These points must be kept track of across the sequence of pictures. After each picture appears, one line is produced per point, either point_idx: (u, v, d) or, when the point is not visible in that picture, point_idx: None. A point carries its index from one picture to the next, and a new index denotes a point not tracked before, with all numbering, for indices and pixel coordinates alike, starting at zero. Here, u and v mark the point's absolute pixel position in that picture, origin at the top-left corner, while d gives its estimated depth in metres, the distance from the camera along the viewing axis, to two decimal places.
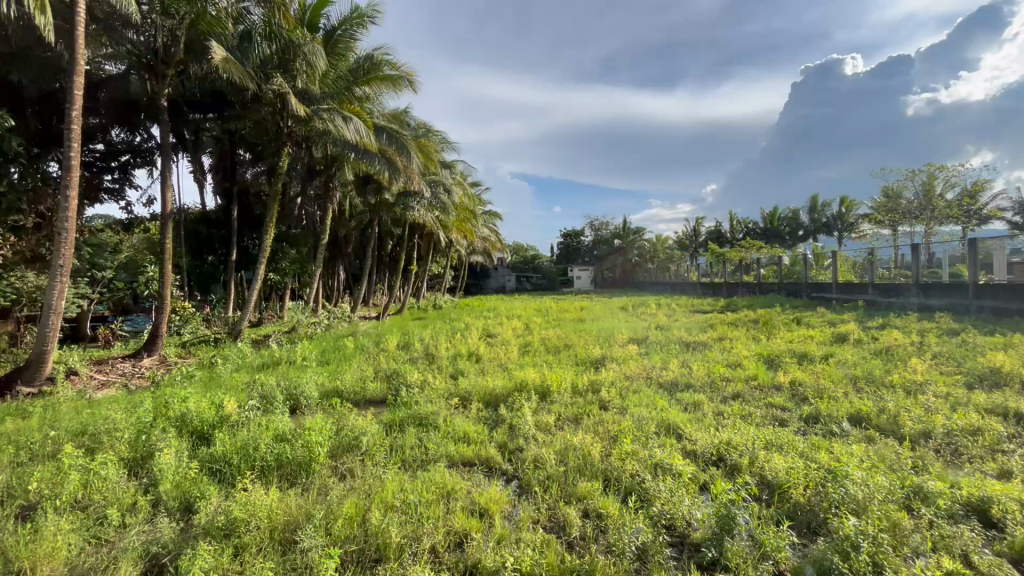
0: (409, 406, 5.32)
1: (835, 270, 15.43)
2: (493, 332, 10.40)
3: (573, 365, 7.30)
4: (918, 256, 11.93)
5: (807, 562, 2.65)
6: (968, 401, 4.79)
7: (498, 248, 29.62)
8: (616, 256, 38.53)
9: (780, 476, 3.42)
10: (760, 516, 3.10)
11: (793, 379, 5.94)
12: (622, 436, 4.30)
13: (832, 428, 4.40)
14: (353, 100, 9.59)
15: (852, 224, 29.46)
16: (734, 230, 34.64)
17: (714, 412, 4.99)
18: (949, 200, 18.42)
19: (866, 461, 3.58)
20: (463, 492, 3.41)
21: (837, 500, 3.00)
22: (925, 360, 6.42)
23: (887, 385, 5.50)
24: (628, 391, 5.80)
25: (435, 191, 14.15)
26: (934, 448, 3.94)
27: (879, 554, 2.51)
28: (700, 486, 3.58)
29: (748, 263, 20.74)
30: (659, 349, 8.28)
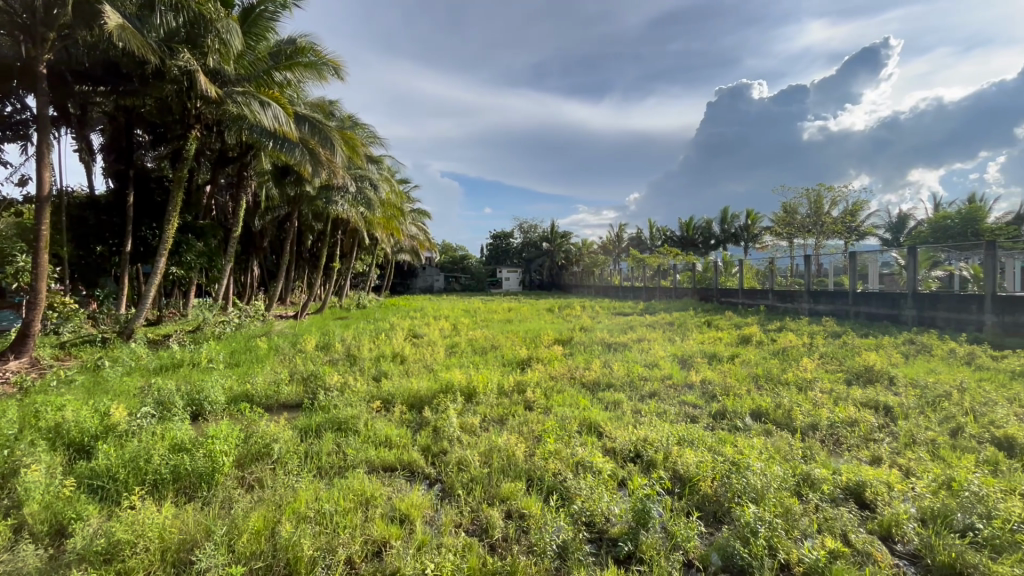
0: (327, 410, 5.06)
1: (741, 277, 16.73)
2: (420, 333, 10.19)
3: (500, 366, 7.33)
4: (810, 267, 13.27)
5: (713, 549, 2.83)
6: (848, 396, 5.39)
7: (427, 247, 29.17)
8: (544, 258, 39.36)
9: (692, 470, 3.63)
10: (673, 509, 3.27)
11: (704, 377, 6.34)
12: (546, 436, 4.37)
13: (736, 422, 4.76)
14: (272, 86, 9.00)
15: (756, 235, 32.16)
16: (653, 237, 36.67)
17: (632, 411, 5.21)
18: (835, 217, 20.73)
19: (765, 453, 3.91)
20: (383, 499, 3.28)
21: (739, 490, 3.24)
22: (814, 360, 7.13)
23: (783, 382, 6.04)
24: (553, 391, 5.92)
25: (360, 186, 13.65)
26: (820, 438, 4.39)
27: (774, 537, 2.76)
28: (618, 482, 3.71)
29: (666, 269, 21.98)
30: (583, 350, 8.54)
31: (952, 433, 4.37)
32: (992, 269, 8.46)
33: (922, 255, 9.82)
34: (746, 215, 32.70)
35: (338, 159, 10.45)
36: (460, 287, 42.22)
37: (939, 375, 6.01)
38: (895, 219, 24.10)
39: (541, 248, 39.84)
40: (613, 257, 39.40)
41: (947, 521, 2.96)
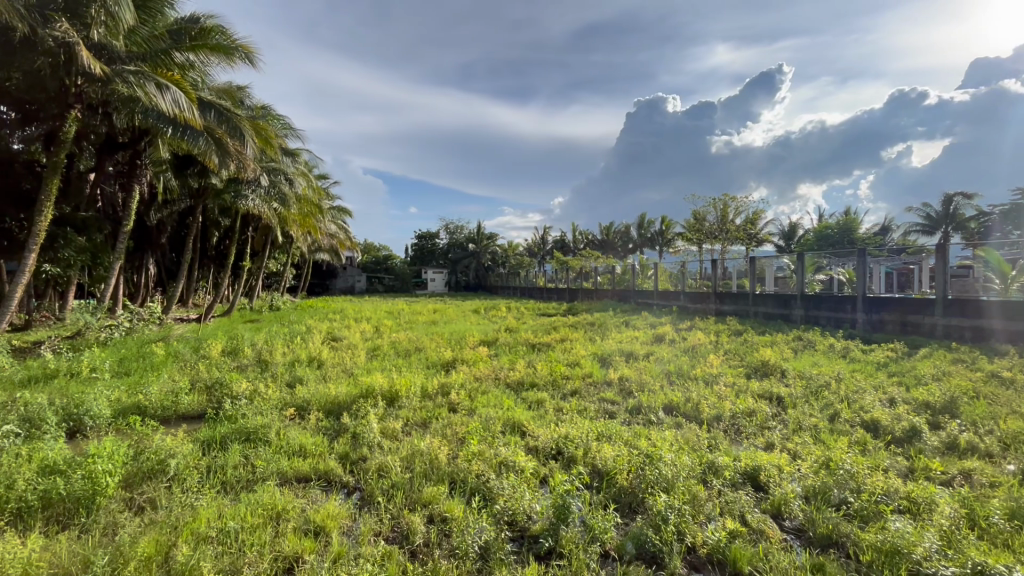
0: (233, 420, 4.68)
1: (656, 279, 17.70)
2: (340, 336, 9.77)
3: (424, 369, 7.21)
4: (716, 270, 14.37)
5: (627, 538, 2.96)
6: (748, 388, 5.90)
7: (349, 246, 28.04)
8: (470, 259, 39.31)
9: (609, 464, 3.78)
10: (591, 502, 3.40)
11: (621, 375, 6.66)
12: (469, 437, 4.37)
13: (650, 417, 5.03)
14: (172, 67, 8.10)
15: (669, 239, 34.26)
16: (576, 241, 37.95)
17: (554, 409, 5.34)
18: (738, 225, 22.62)
19: (675, 444, 4.17)
20: (296, 511, 3.09)
21: (652, 481, 3.42)
22: (720, 356, 7.72)
23: (692, 378, 6.49)
24: (477, 392, 5.92)
25: (274, 180, 12.82)
26: (723, 428, 4.76)
27: (683, 522, 2.96)
28: (540, 480, 3.78)
29: (588, 271, 22.82)
30: (508, 351, 8.62)
31: (831, 419, 4.93)
32: (862, 274, 9.69)
33: (808, 261, 11.05)
34: (662, 221, 34.75)
35: (248, 151, 9.73)
36: (383, 288, 40.94)
37: (821, 367, 6.75)
38: (787, 228, 26.78)
39: (467, 249, 39.80)
40: (538, 259, 40.25)
41: (826, 497, 3.33)
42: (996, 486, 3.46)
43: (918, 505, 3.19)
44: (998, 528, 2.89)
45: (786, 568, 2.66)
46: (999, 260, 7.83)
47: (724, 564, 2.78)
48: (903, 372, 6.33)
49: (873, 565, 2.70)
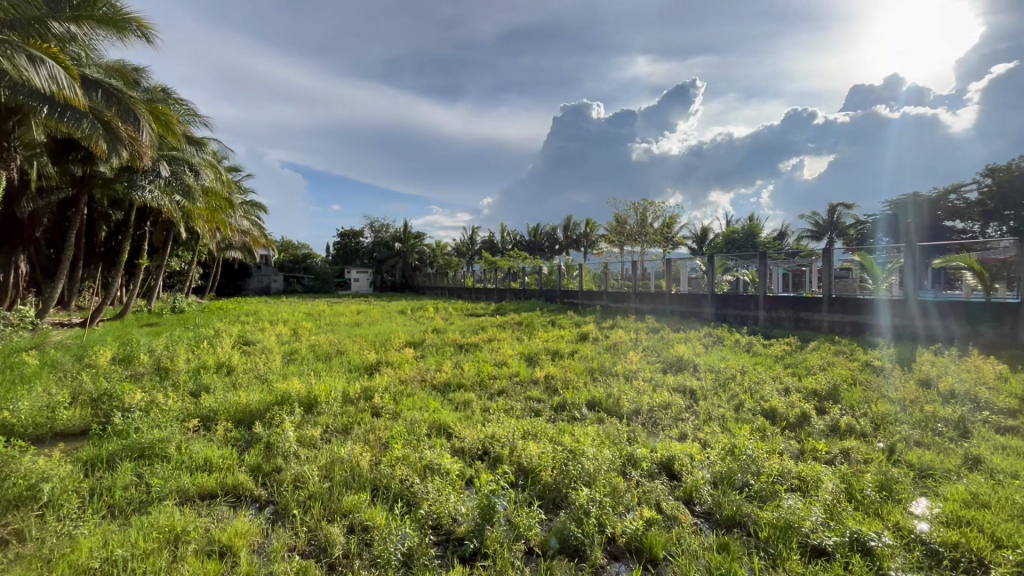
0: (124, 436, 4.21)
1: (581, 280, 18.25)
2: (253, 339, 9.12)
3: (347, 372, 6.91)
4: (636, 271, 15.08)
5: (551, 533, 3.03)
6: (663, 382, 6.26)
7: (264, 244, 26.29)
8: (396, 259, 38.34)
9: (534, 461, 3.84)
10: (516, 500, 3.43)
11: (547, 373, 6.80)
12: (392, 441, 4.25)
13: (574, 413, 5.18)
14: (48, 39, 7.20)
15: (594, 241, 35.51)
16: (504, 241, 38.27)
17: (481, 409, 5.35)
18: (656, 228, 23.93)
19: (596, 439, 4.32)
20: (198, 532, 2.83)
21: (575, 476, 3.52)
22: (639, 353, 8.11)
23: (614, 374, 6.76)
24: (403, 396, 5.77)
25: (175, 170, 11.72)
26: (641, 421, 5.01)
27: (603, 514, 3.07)
28: (466, 481, 3.76)
29: (516, 271, 23.09)
30: (435, 352, 8.49)
31: (736, 408, 5.34)
32: (763, 275, 10.62)
33: (718, 263, 11.92)
34: (586, 224, 35.96)
35: (144, 138, 8.79)
36: (302, 288, 38.78)
37: (728, 361, 7.31)
38: (700, 231, 28.74)
39: (393, 249, 38.80)
40: (467, 258, 40.13)
41: (732, 480, 3.58)
42: (869, 462, 3.93)
43: (807, 482, 3.54)
44: (870, 499, 3.28)
45: (696, 551, 2.84)
46: (868, 260, 8.67)
47: (641, 551, 2.92)
48: (796, 364, 7.01)
49: (770, 540, 2.94)
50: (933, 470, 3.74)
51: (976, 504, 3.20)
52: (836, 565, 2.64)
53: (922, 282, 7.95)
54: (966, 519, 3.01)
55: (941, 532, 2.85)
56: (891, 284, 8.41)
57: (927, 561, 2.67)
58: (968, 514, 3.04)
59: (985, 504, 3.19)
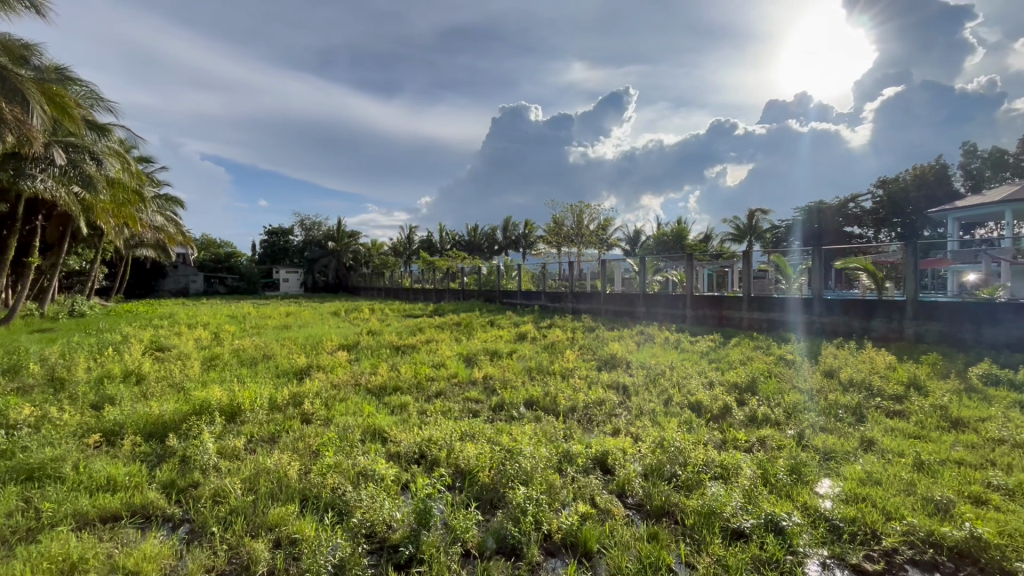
0: (8, 456, 3.73)
1: (520, 280, 18.42)
2: (167, 344, 8.41)
3: (274, 378, 6.54)
4: (573, 271, 15.44)
5: (488, 534, 3.03)
6: (598, 379, 6.46)
7: (181, 241, 24.34)
8: (329, 259, 36.85)
9: (472, 463, 3.81)
10: (453, 503, 3.39)
11: (485, 373, 6.80)
12: (324, 449, 4.07)
13: (512, 412, 5.21)
14: None
15: (532, 241, 35.97)
16: (443, 241, 37.90)
17: (418, 411, 5.25)
18: (591, 230, 24.62)
19: (533, 437, 4.37)
20: (100, 558, 2.57)
21: (512, 475, 3.53)
22: (575, 351, 8.31)
23: (551, 372, 6.88)
24: (335, 401, 5.55)
25: (74, 158, 10.58)
26: (577, 418, 5.13)
27: (540, 512, 3.11)
28: (402, 486, 3.68)
29: (455, 271, 22.93)
30: (369, 355, 8.24)
31: (665, 402, 5.61)
32: (690, 275, 11.23)
33: (648, 263, 12.40)
34: (525, 225, 36.38)
35: (36, 122, 7.85)
36: (226, 289, 36.31)
37: (658, 357, 7.67)
38: (633, 234, 29.91)
39: (326, 247, 37.29)
40: (404, 258, 39.39)
41: (661, 472, 3.75)
42: (781, 448, 4.26)
43: (728, 469, 3.78)
44: (782, 483, 3.55)
45: (628, 542, 2.94)
46: (782, 261, 9.38)
47: (576, 546, 2.98)
48: (719, 359, 7.47)
49: (695, 526, 3.10)
50: (835, 452, 4.11)
51: (870, 481, 3.55)
52: (753, 545, 2.84)
53: (826, 282, 8.74)
54: (862, 495, 3.33)
55: (842, 509, 3.14)
56: (801, 284, 9.18)
57: (829, 536, 2.93)
58: (864, 491, 3.37)
59: (877, 481, 3.55)
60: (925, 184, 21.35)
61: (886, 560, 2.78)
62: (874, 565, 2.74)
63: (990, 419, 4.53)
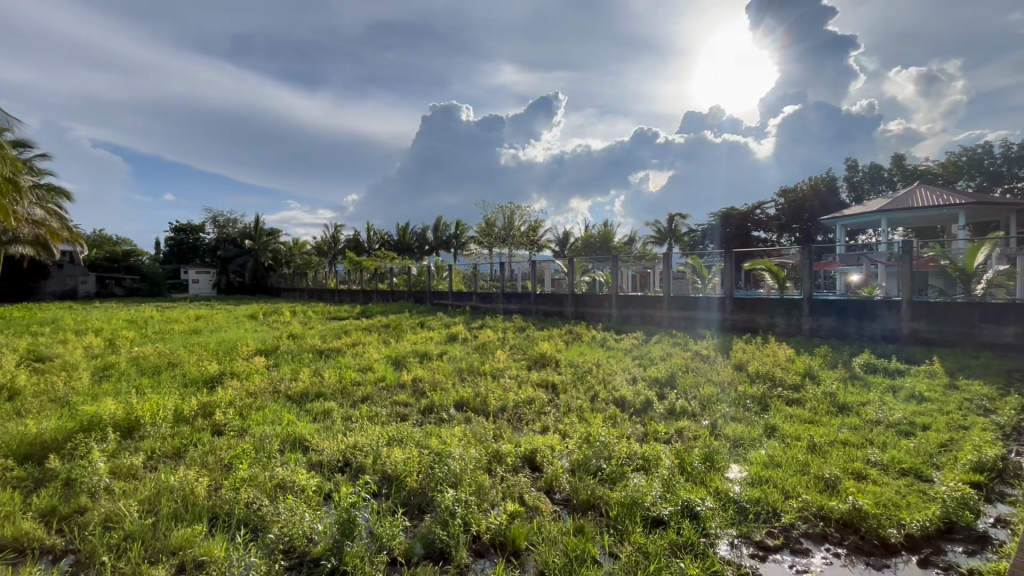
0: None
1: (451, 280, 18.25)
2: (49, 353, 7.45)
3: (180, 388, 6.00)
4: (504, 272, 15.53)
5: (415, 540, 2.96)
6: (528, 378, 6.54)
7: (67, 237, 21.66)
8: (246, 258, 34.46)
9: (399, 468, 3.71)
10: (379, 510, 3.29)
11: (415, 376, 6.66)
12: (237, 462, 3.79)
13: (442, 415, 5.15)
14: None
15: (463, 242, 35.78)
16: (371, 240, 36.75)
17: (343, 418, 5.04)
18: (521, 231, 24.94)
19: (463, 439, 4.34)
20: None
21: (441, 478, 3.48)
22: (505, 351, 8.37)
23: (482, 373, 6.87)
24: (251, 410, 5.19)
25: None
26: (507, 418, 5.17)
27: (468, 513, 3.10)
28: (324, 496, 3.51)
29: (384, 272, 22.29)
30: (290, 360, 7.80)
31: (592, 398, 5.79)
32: (616, 276, 11.71)
33: (577, 265, 12.78)
34: (456, 225, 36.14)
35: None
36: (123, 291, 32.81)
37: (586, 355, 7.91)
38: (562, 236, 30.67)
39: (242, 246, 34.87)
40: (329, 258, 37.77)
41: (587, 466, 3.87)
42: (696, 437, 4.54)
43: (649, 460, 3.97)
44: (697, 470, 3.78)
45: (555, 537, 3.00)
46: (699, 264, 10.12)
47: (505, 545, 2.99)
48: (641, 355, 7.84)
49: (618, 517, 3.22)
50: (743, 439, 4.45)
51: (772, 464, 3.87)
52: (670, 531, 3.00)
53: (736, 282, 9.44)
54: (765, 478, 3.63)
55: (748, 491, 3.40)
56: (714, 284, 9.85)
57: (737, 517, 3.16)
58: (767, 473, 3.67)
59: (777, 464, 3.88)
60: (820, 195, 23.79)
61: (785, 535, 3.05)
62: (775, 541, 2.99)
63: (869, 403, 5.12)
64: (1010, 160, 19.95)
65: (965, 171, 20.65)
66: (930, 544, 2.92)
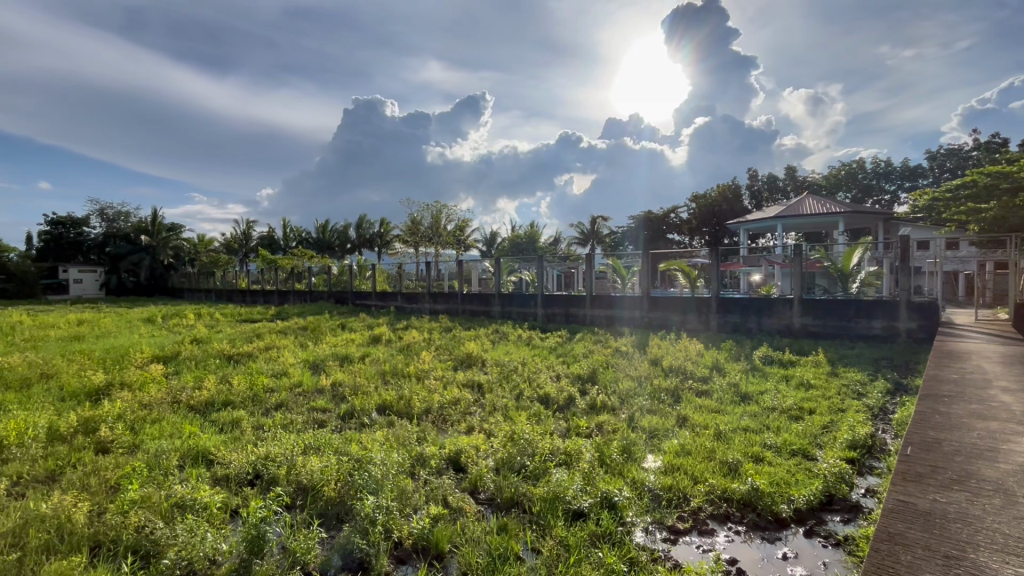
0: None
1: (374, 280, 17.67)
2: None
3: (56, 402, 5.29)
4: (430, 271, 15.31)
5: (333, 552, 2.82)
6: (454, 379, 6.48)
7: None
8: (141, 255, 31.13)
9: (315, 478, 3.51)
10: (293, 523, 3.10)
11: (334, 380, 6.36)
12: (126, 482, 3.41)
13: (363, 419, 4.96)
14: None
15: (388, 241, 34.83)
16: (287, 238, 34.70)
17: (253, 427, 4.70)
18: (448, 231, 24.72)
19: (385, 443, 4.21)
20: None
21: (361, 485, 3.35)
22: (431, 352, 8.23)
23: (406, 375, 6.72)
24: (144, 424, 4.68)
25: None
26: (431, 419, 5.09)
27: (389, 520, 3.01)
28: (230, 513, 3.25)
29: (302, 271, 21.11)
30: (193, 367, 7.16)
31: (517, 396, 5.86)
32: (541, 276, 11.94)
33: (504, 265, 12.88)
34: (380, 223, 35.09)
35: None
36: None
37: (512, 354, 7.99)
38: (490, 235, 30.80)
39: (136, 242, 31.48)
40: (240, 256, 35.14)
41: (511, 464, 3.90)
42: (615, 430, 4.74)
43: (571, 455, 4.07)
44: (616, 462, 3.95)
45: (478, 537, 2.99)
46: (618, 265, 10.61)
47: (427, 549, 2.94)
48: (565, 353, 8.05)
49: (541, 512, 3.28)
50: (657, 430, 4.71)
51: (683, 453, 4.13)
52: (590, 523, 3.10)
53: (653, 282, 10.00)
54: (677, 466, 3.87)
55: (662, 480, 3.61)
56: (633, 284, 10.36)
57: (652, 505, 3.34)
58: (678, 462, 3.91)
59: (688, 452, 4.15)
60: (727, 201, 25.82)
61: (693, 518, 3.26)
62: (685, 524, 3.19)
63: (766, 392, 5.62)
64: (878, 175, 22.89)
65: (844, 183, 23.39)
66: (815, 516, 3.25)
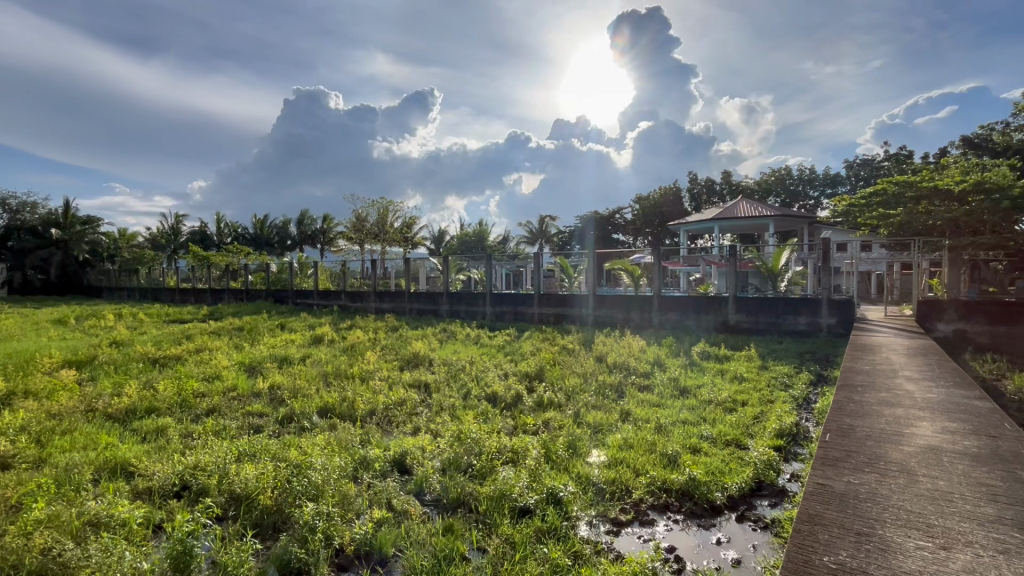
0: None
1: (317, 279, 16.99)
2: None
3: None
4: (375, 269, 14.92)
5: (269, 563, 2.69)
6: (400, 379, 6.34)
7: None
8: (51, 251, 28.31)
9: (249, 486, 3.32)
10: (223, 536, 2.92)
11: (272, 383, 6.06)
12: (30, 500, 3.08)
13: (303, 424, 4.75)
14: None
15: (332, 237, 33.63)
16: (221, 234, 32.69)
17: (181, 435, 4.39)
18: (395, 228, 24.16)
19: (326, 448, 4.05)
20: None
21: (299, 492, 3.20)
22: (377, 352, 8.02)
23: (350, 376, 6.51)
24: (53, 436, 4.26)
25: None
26: (376, 421, 4.96)
27: (330, 526, 2.90)
28: (153, 529, 3.02)
29: (237, 269, 19.96)
30: (111, 372, 6.58)
31: (464, 396, 5.81)
32: (490, 275, 11.92)
33: (452, 263, 12.76)
34: (323, 219, 33.82)
35: None
36: None
37: (459, 353, 7.92)
38: (438, 234, 30.42)
39: (45, 236, 28.60)
40: (168, 253, 32.76)
41: (457, 464, 3.86)
42: (561, 427, 4.81)
43: (517, 453, 4.09)
44: (562, 458, 4.01)
45: (423, 539, 2.93)
46: (565, 264, 10.77)
47: (371, 554, 2.86)
48: (513, 351, 8.08)
49: (487, 511, 3.27)
50: (602, 425, 4.82)
51: (626, 446, 4.25)
52: (536, 519, 3.13)
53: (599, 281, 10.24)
54: (620, 459, 3.98)
55: (605, 474, 3.69)
56: (580, 283, 10.55)
57: (596, 498, 3.41)
58: (622, 455, 4.02)
59: (630, 445, 4.28)
60: (668, 203, 26.84)
61: (635, 509, 3.36)
62: (627, 515, 3.28)
63: (703, 386, 5.89)
64: (803, 181, 24.59)
65: (774, 189, 24.93)
66: (746, 502, 3.44)
